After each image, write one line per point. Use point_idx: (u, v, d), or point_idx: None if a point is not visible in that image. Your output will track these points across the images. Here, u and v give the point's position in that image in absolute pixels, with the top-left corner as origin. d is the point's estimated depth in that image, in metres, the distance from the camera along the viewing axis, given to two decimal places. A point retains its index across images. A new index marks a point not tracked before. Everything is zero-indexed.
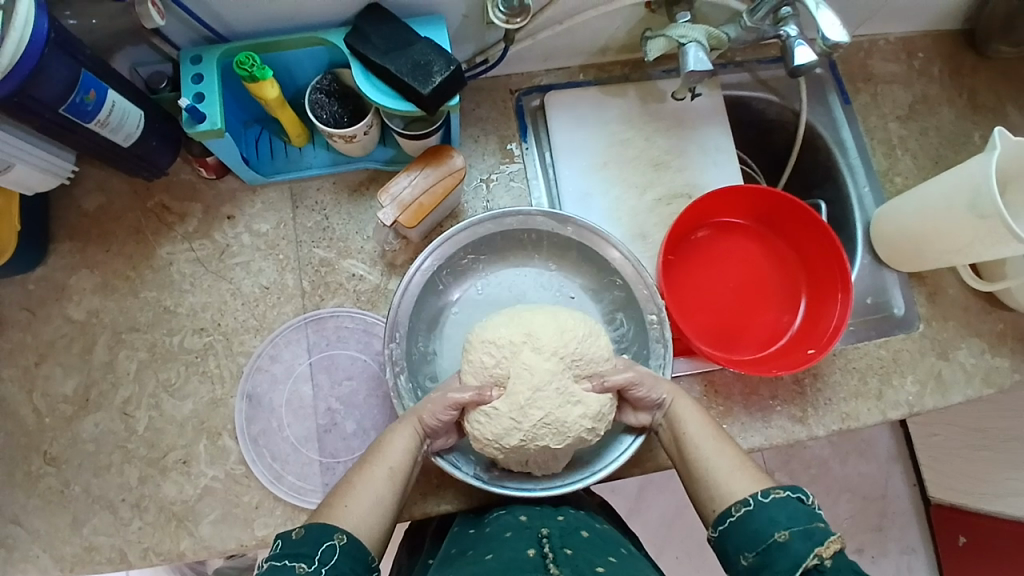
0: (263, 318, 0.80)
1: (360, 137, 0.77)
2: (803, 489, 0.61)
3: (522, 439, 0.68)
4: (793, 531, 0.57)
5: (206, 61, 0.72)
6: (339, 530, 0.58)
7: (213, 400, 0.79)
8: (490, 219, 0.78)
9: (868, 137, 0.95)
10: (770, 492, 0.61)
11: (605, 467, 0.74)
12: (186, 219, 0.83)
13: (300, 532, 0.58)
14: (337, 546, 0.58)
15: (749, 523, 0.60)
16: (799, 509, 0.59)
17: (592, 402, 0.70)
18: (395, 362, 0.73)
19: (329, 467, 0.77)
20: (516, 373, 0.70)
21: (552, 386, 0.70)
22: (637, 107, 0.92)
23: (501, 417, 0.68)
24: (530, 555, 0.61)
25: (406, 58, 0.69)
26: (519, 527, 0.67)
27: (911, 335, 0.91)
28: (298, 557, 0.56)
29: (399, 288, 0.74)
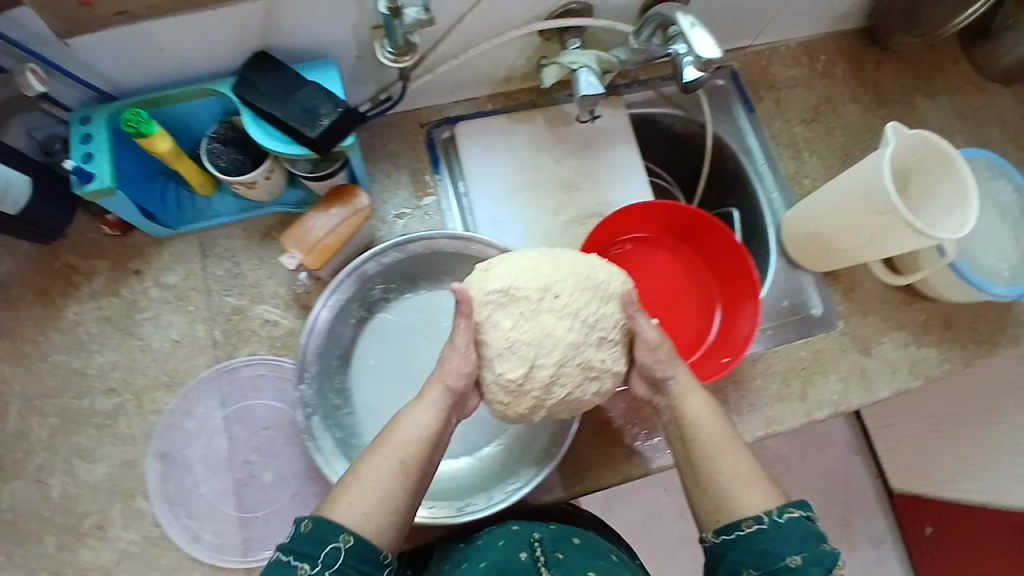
0: (174, 372, 0.79)
1: (262, 182, 0.77)
2: (810, 505, 0.63)
3: (545, 402, 0.68)
4: (805, 556, 0.59)
5: (95, 121, 0.72)
6: (345, 531, 0.58)
7: (125, 461, 0.78)
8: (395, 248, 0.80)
9: (774, 142, 0.96)
10: (784, 511, 0.61)
11: (525, 487, 0.75)
12: (94, 278, 0.82)
13: (308, 526, 0.59)
14: (342, 547, 0.58)
15: (759, 542, 0.60)
16: (812, 530, 0.60)
17: (598, 380, 0.68)
18: (306, 403, 0.75)
19: (247, 521, 0.77)
20: (564, 340, 0.66)
21: (579, 359, 0.67)
22: (545, 132, 0.93)
23: (524, 396, 0.67)
24: (523, 558, 0.65)
25: (295, 104, 0.69)
26: (510, 535, 0.71)
27: (830, 334, 0.92)
28: (303, 557, 0.57)
29: (307, 328, 0.75)
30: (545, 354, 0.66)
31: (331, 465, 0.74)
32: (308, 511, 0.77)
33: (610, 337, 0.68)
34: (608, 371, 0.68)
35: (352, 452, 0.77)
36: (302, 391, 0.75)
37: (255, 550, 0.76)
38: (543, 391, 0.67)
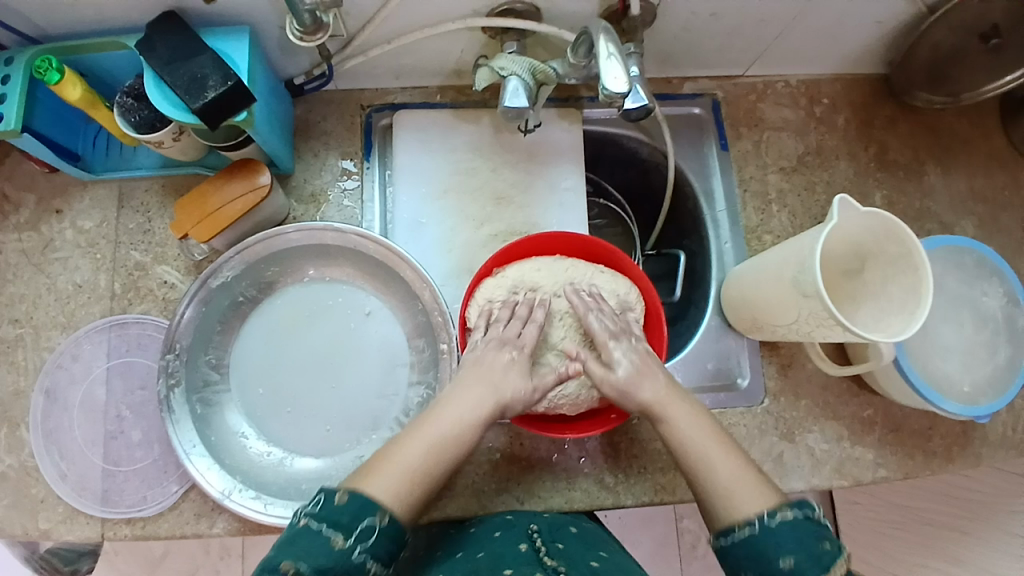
0: (71, 316, 0.81)
1: (170, 143, 0.77)
2: (808, 503, 0.61)
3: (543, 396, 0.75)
4: (800, 560, 0.57)
5: (14, 63, 0.73)
6: (382, 509, 0.57)
7: (16, 390, 0.81)
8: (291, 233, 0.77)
9: (740, 189, 0.87)
10: (776, 514, 0.59)
11: None
12: (21, 210, 0.85)
13: (345, 498, 0.57)
14: (377, 525, 0.57)
15: (754, 546, 0.59)
16: (806, 532, 0.58)
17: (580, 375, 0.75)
18: (170, 373, 0.74)
19: (110, 472, 0.78)
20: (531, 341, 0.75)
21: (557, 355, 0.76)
22: (488, 136, 0.88)
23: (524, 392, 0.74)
24: (524, 548, 0.67)
25: (186, 71, 0.67)
26: (506, 527, 0.72)
27: (752, 410, 0.83)
28: (337, 526, 0.56)
29: (185, 297, 0.73)
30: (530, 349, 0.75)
31: (180, 438, 0.73)
32: (168, 475, 0.77)
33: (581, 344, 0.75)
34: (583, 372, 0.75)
35: (206, 430, 0.76)
36: (168, 359, 0.74)
37: (112, 500, 0.78)
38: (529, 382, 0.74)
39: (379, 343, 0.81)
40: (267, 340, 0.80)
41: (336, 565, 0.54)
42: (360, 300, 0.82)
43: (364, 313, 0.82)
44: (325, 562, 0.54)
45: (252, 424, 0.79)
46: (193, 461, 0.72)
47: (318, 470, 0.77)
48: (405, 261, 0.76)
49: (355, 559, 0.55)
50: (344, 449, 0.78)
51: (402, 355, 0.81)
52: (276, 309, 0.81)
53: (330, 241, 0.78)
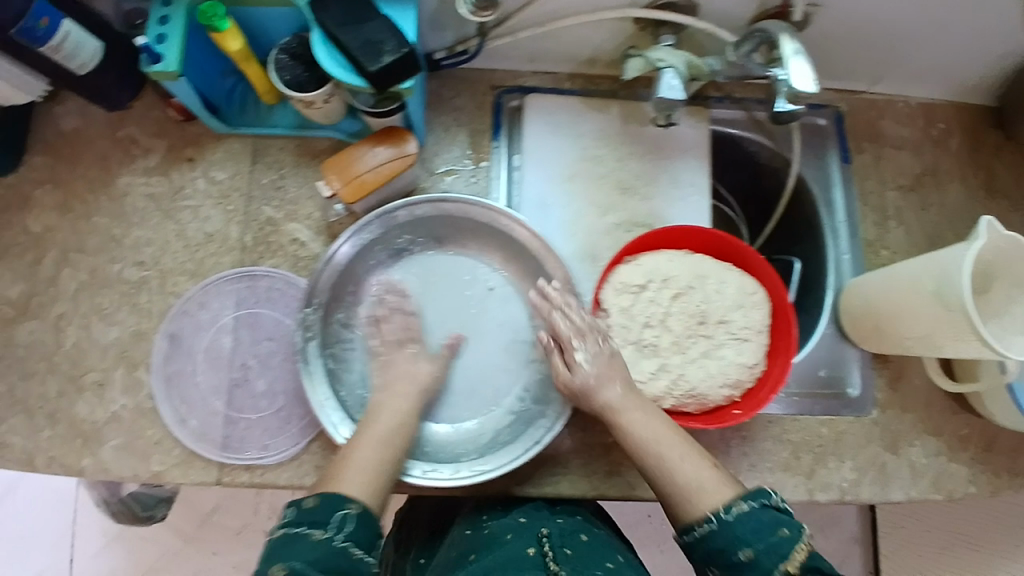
0: (201, 264, 0.84)
1: (320, 105, 0.79)
2: (767, 493, 0.63)
3: (670, 387, 0.78)
4: (757, 549, 0.60)
5: (175, 5, 0.71)
6: (353, 500, 0.63)
7: (137, 331, 0.83)
8: (429, 202, 0.79)
9: (862, 202, 0.88)
10: (731, 509, 0.62)
11: (492, 471, 0.74)
12: (150, 154, 0.85)
13: (313, 502, 0.62)
14: (350, 514, 0.62)
15: (716, 539, 0.62)
16: (763, 522, 0.61)
17: (710, 370, 0.78)
18: (307, 326, 0.76)
19: (231, 420, 0.82)
20: (662, 332, 0.79)
21: (687, 347, 0.79)
22: (617, 125, 0.88)
23: (656, 381, 0.78)
24: (530, 553, 0.65)
25: (361, 34, 0.68)
26: (519, 528, 0.71)
27: (860, 420, 0.86)
28: (313, 524, 0.60)
29: (324, 258, 0.75)
30: (661, 340, 0.79)
31: (315, 393, 0.75)
32: (291, 426, 0.81)
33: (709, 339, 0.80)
34: (714, 369, 0.78)
35: (336, 386, 0.78)
36: (308, 314, 0.76)
37: (232, 447, 0.81)
38: (661, 372, 0.78)
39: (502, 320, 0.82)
40: None
41: (323, 557, 0.58)
42: (483, 276, 0.83)
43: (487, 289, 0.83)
44: (312, 556, 0.58)
45: (374, 384, 0.80)
46: (327, 415, 0.75)
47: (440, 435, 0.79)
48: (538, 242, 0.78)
49: (335, 546, 0.59)
50: (464, 417, 0.80)
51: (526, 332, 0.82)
52: (400, 276, 0.83)
53: (462, 212, 0.80)
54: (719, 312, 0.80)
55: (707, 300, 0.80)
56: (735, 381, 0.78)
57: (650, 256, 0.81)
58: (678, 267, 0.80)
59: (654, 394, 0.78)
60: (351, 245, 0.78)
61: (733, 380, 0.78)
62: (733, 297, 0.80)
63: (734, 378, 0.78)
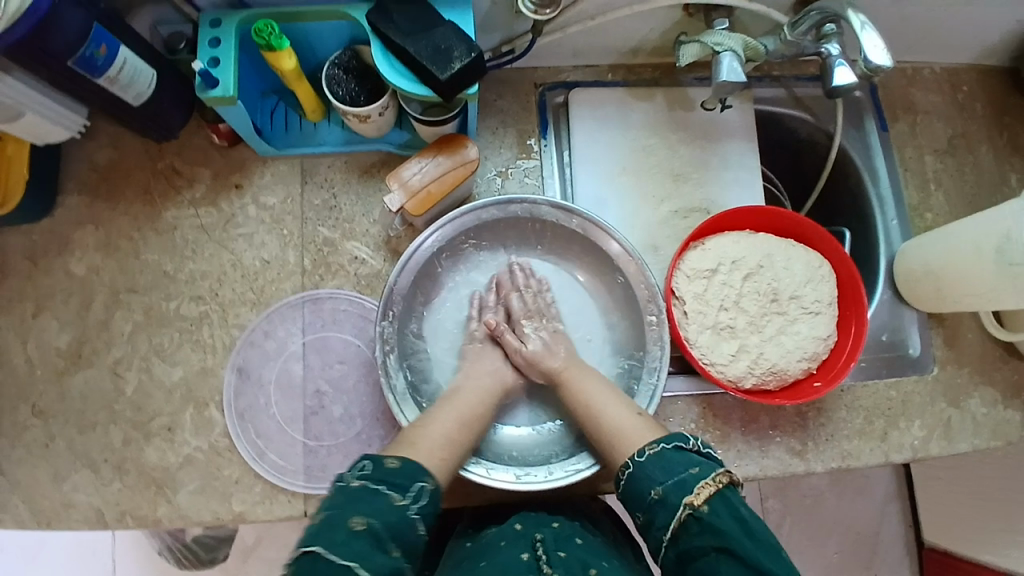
0: (261, 292, 0.81)
1: (375, 118, 0.77)
2: (684, 436, 0.64)
3: (751, 367, 0.78)
4: (665, 485, 0.60)
5: (225, 26, 0.70)
6: (431, 475, 0.61)
7: (203, 369, 0.80)
8: (497, 205, 0.77)
9: (901, 169, 0.92)
10: (645, 451, 0.63)
11: (588, 469, 0.72)
12: (195, 185, 0.83)
13: (396, 463, 0.60)
14: (427, 488, 0.60)
15: (635, 482, 0.62)
16: (673, 459, 0.61)
17: (788, 346, 0.78)
18: (386, 340, 0.73)
19: (311, 449, 0.78)
20: (738, 313, 0.79)
21: (763, 326, 0.79)
22: (663, 114, 0.89)
23: (737, 362, 0.78)
24: (525, 558, 0.62)
25: (428, 41, 0.67)
26: (514, 535, 0.67)
27: (924, 378, 0.88)
28: (393, 486, 0.58)
29: (399, 267, 0.74)
30: (737, 321, 0.79)
31: (402, 409, 0.72)
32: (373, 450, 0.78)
33: (784, 316, 0.80)
34: (792, 345, 0.79)
35: (421, 398, 0.76)
36: (384, 329, 0.73)
37: (316, 476, 0.77)
38: (741, 354, 0.78)
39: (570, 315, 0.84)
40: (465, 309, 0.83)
41: (399, 522, 0.56)
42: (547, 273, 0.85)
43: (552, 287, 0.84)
44: (390, 519, 0.56)
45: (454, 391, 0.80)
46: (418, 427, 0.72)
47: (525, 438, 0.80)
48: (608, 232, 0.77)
49: (410, 517, 0.58)
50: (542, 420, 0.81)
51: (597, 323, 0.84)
52: (468, 278, 0.84)
53: (529, 215, 0.79)
54: (790, 289, 0.80)
55: (777, 277, 0.80)
56: (813, 355, 0.79)
57: (716, 240, 0.81)
58: (746, 248, 0.80)
59: (736, 375, 0.77)
60: (422, 251, 0.76)
61: (810, 354, 0.79)
62: (801, 272, 0.80)
63: (812, 352, 0.79)
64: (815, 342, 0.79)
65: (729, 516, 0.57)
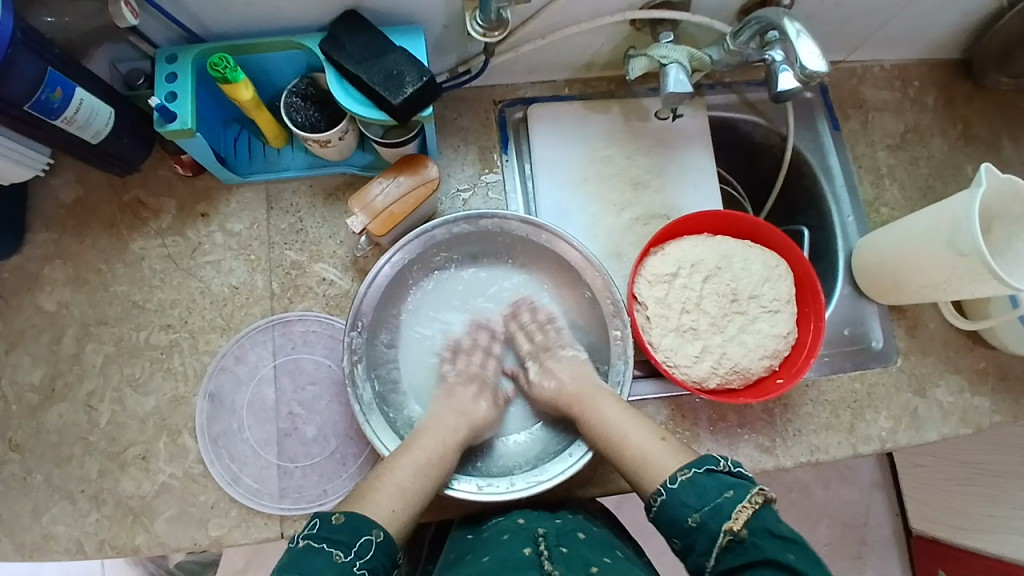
0: (231, 318, 0.83)
1: (335, 142, 0.78)
2: (713, 457, 0.64)
3: (715, 368, 0.79)
4: (703, 512, 0.61)
5: (181, 60, 0.72)
6: (378, 527, 0.61)
7: (175, 397, 0.80)
8: (467, 220, 0.79)
9: (855, 165, 0.95)
10: (677, 477, 0.64)
11: (550, 480, 0.73)
12: (161, 215, 0.85)
13: (341, 519, 0.60)
14: (374, 541, 0.60)
15: (666, 511, 0.64)
16: (705, 484, 0.62)
17: (751, 345, 0.80)
18: (354, 350, 0.74)
19: (286, 471, 0.79)
20: (700, 316, 0.81)
21: (726, 327, 0.81)
22: (620, 124, 0.91)
23: (702, 363, 0.79)
24: (527, 552, 0.64)
25: (380, 67, 0.69)
26: (515, 530, 0.70)
27: (888, 369, 0.90)
28: (337, 543, 0.58)
29: (368, 281, 0.75)
30: (700, 323, 0.81)
31: (368, 418, 0.73)
32: (346, 469, 0.79)
33: (745, 316, 0.82)
34: (755, 344, 0.80)
35: (386, 406, 0.78)
36: (354, 342, 0.75)
37: (292, 498, 0.78)
38: (705, 355, 0.80)
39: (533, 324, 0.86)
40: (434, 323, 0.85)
41: None
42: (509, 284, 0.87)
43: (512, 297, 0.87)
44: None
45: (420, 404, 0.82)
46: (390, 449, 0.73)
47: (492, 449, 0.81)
48: (571, 244, 0.78)
49: (355, 572, 0.58)
50: (510, 432, 0.83)
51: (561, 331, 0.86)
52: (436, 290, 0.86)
53: (500, 230, 0.81)
54: (750, 288, 0.81)
55: (736, 278, 0.82)
56: (775, 353, 0.81)
57: (676, 245, 0.82)
58: (705, 251, 0.82)
59: (700, 375, 0.79)
60: (392, 265, 0.77)
61: (773, 352, 0.80)
62: (763, 273, 0.82)
63: (774, 350, 0.80)
64: (777, 341, 0.81)
65: (769, 540, 0.59)
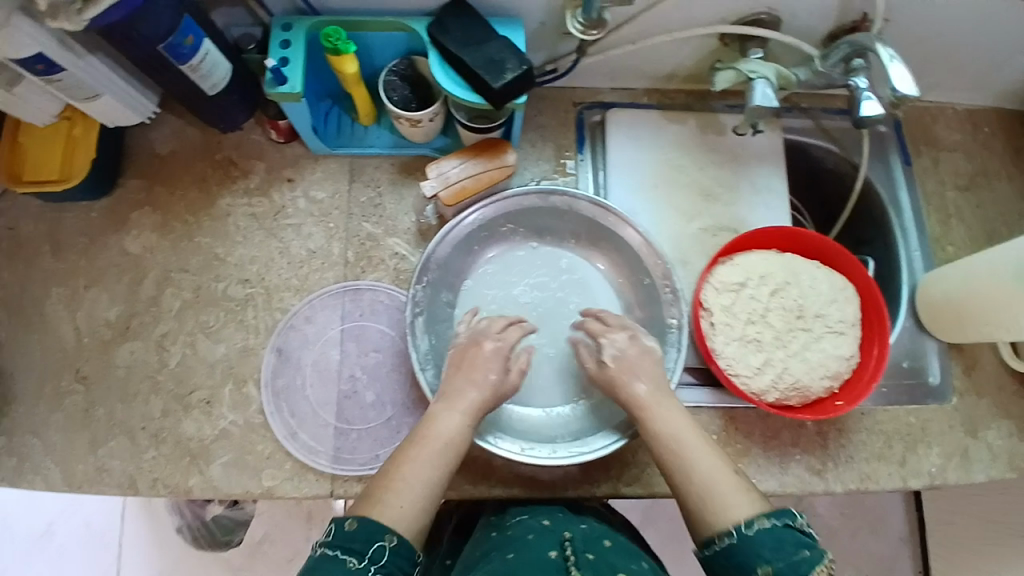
0: (305, 280, 0.86)
1: (425, 123, 0.82)
2: (791, 513, 0.62)
3: (776, 382, 0.77)
4: (777, 566, 0.59)
5: (296, 30, 0.76)
6: (391, 532, 0.61)
7: (244, 348, 0.83)
8: (539, 194, 0.82)
9: (924, 202, 0.96)
10: (754, 522, 0.61)
11: (591, 453, 0.74)
12: (250, 176, 0.89)
13: (354, 525, 0.60)
14: (388, 546, 0.60)
15: (734, 554, 0.61)
16: (784, 539, 0.60)
17: (815, 364, 0.78)
18: (417, 303, 0.78)
19: (342, 432, 0.81)
20: (765, 328, 0.79)
21: (790, 345, 0.79)
22: (696, 136, 0.91)
23: (762, 376, 0.77)
24: (552, 556, 0.65)
25: (483, 53, 0.72)
26: (543, 531, 0.71)
27: (942, 406, 0.89)
28: (350, 551, 0.59)
29: (439, 237, 0.78)
30: (764, 336, 0.79)
31: (422, 367, 0.77)
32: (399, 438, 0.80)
33: (810, 334, 0.80)
34: (819, 364, 0.78)
35: (440, 362, 0.80)
36: (417, 299, 0.79)
37: (345, 459, 0.80)
38: (767, 369, 0.78)
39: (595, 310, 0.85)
40: (494, 296, 0.85)
41: None
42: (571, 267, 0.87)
43: (562, 267, 0.87)
44: None
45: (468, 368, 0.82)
46: (439, 401, 0.75)
47: (535, 420, 0.81)
48: (637, 229, 0.80)
49: None
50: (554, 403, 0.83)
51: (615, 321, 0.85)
52: (500, 265, 0.87)
53: (569, 209, 0.83)
54: (816, 307, 0.80)
55: (804, 295, 0.81)
56: (838, 375, 0.79)
57: (745, 256, 0.82)
58: (774, 265, 0.81)
59: (760, 388, 0.77)
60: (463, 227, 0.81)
61: (836, 375, 0.79)
62: (830, 293, 0.81)
63: (837, 372, 0.79)
64: (841, 363, 0.79)
65: None
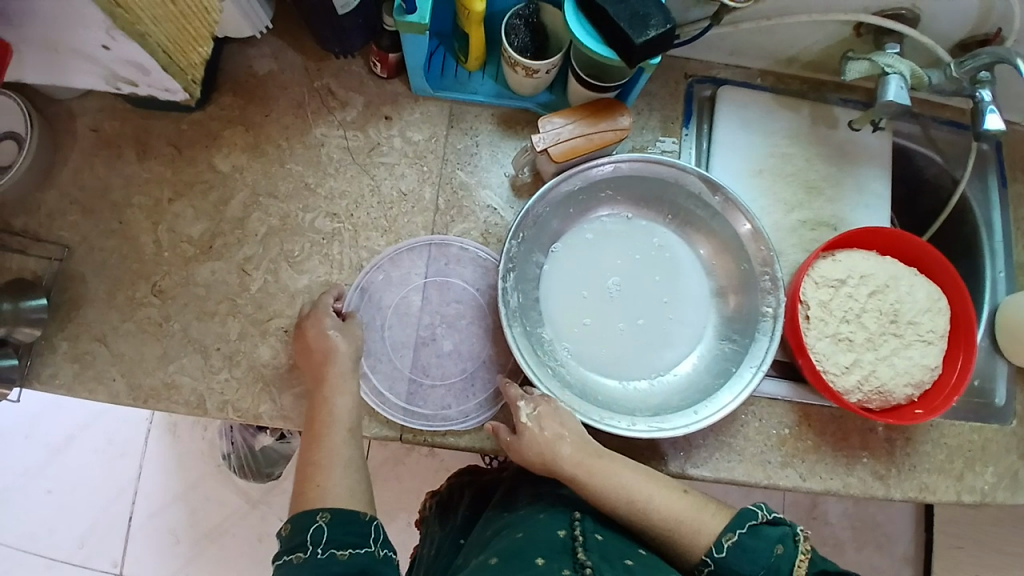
0: (393, 221, 0.84)
1: (541, 74, 0.79)
2: (750, 510, 0.65)
3: (861, 383, 0.78)
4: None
5: None
6: (320, 511, 0.63)
7: (328, 282, 0.83)
8: (646, 163, 0.80)
9: (1016, 225, 0.94)
10: (722, 543, 0.64)
11: (671, 430, 0.74)
12: (347, 108, 0.87)
13: (287, 528, 0.63)
14: (325, 523, 0.62)
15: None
16: (753, 545, 0.63)
17: (901, 371, 0.78)
18: (511, 257, 0.77)
19: (416, 378, 0.81)
20: (858, 329, 0.79)
21: (880, 349, 0.79)
22: (806, 126, 0.89)
23: (849, 376, 0.77)
24: (562, 535, 0.63)
25: (627, 5, 0.69)
26: (553, 509, 0.69)
27: (1004, 429, 0.88)
28: (295, 548, 0.61)
29: (541, 194, 0.77)
30: (856, 336, 0.79)
31: (511, 323, 0.76)
32: (473, 391, 0.80)
33: (900, 341, 0.80)
34: (905, 372, 0.78)
35: (526, 321, 0.80)
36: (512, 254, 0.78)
37: (416, 405, 0.80)
38: (854, 369, 0.78)
39: (681, 290, 0.85)
40: (584, 261, 0.84)
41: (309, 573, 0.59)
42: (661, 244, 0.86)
43: (654, 244, 0.86)
44: None
45: (551, 330, 0.81)
46: (526, 359, 0.75)
47: (611, 391, 0.81)
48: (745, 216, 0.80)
49: (320, 558, 0.60)
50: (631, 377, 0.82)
51: (701, 304, 0.85)
52: (593, 231, 0.85)
53: (674, 183, 0.82)
54: (911, 314, 0.80)
55: (900, 300, 0.80)
56: (921, 384, 0.79)
57: (848, 253, 0.81)
58: (875, 267, 0.81)
59: (844, 387, 0.77)
60: (565, 188, 0.80)
61: (920, 384, 0.79)
62: (925, 302, 0.80)
63: (921, 381, 0.79)
64: (927, 374, 0.79)
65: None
